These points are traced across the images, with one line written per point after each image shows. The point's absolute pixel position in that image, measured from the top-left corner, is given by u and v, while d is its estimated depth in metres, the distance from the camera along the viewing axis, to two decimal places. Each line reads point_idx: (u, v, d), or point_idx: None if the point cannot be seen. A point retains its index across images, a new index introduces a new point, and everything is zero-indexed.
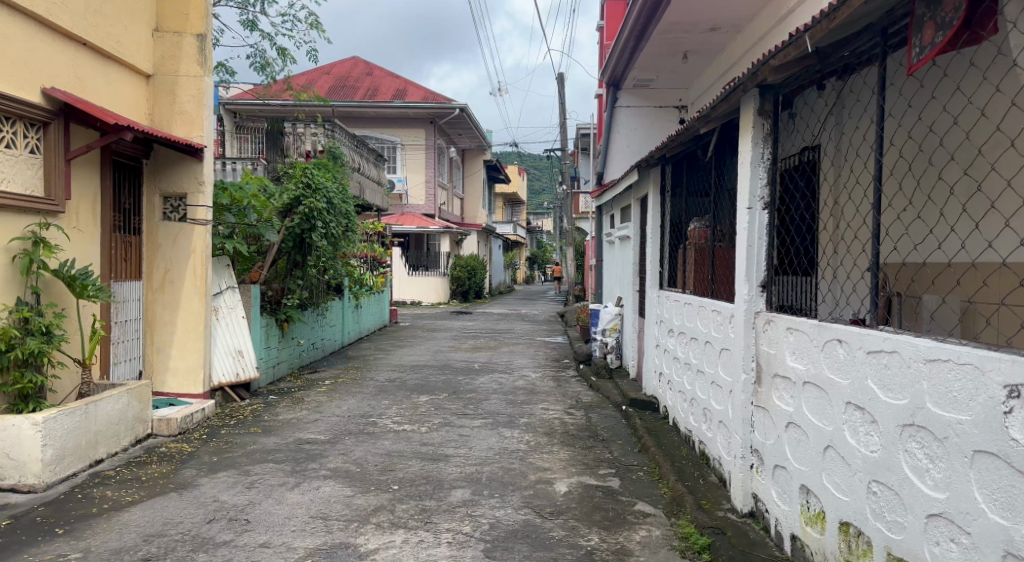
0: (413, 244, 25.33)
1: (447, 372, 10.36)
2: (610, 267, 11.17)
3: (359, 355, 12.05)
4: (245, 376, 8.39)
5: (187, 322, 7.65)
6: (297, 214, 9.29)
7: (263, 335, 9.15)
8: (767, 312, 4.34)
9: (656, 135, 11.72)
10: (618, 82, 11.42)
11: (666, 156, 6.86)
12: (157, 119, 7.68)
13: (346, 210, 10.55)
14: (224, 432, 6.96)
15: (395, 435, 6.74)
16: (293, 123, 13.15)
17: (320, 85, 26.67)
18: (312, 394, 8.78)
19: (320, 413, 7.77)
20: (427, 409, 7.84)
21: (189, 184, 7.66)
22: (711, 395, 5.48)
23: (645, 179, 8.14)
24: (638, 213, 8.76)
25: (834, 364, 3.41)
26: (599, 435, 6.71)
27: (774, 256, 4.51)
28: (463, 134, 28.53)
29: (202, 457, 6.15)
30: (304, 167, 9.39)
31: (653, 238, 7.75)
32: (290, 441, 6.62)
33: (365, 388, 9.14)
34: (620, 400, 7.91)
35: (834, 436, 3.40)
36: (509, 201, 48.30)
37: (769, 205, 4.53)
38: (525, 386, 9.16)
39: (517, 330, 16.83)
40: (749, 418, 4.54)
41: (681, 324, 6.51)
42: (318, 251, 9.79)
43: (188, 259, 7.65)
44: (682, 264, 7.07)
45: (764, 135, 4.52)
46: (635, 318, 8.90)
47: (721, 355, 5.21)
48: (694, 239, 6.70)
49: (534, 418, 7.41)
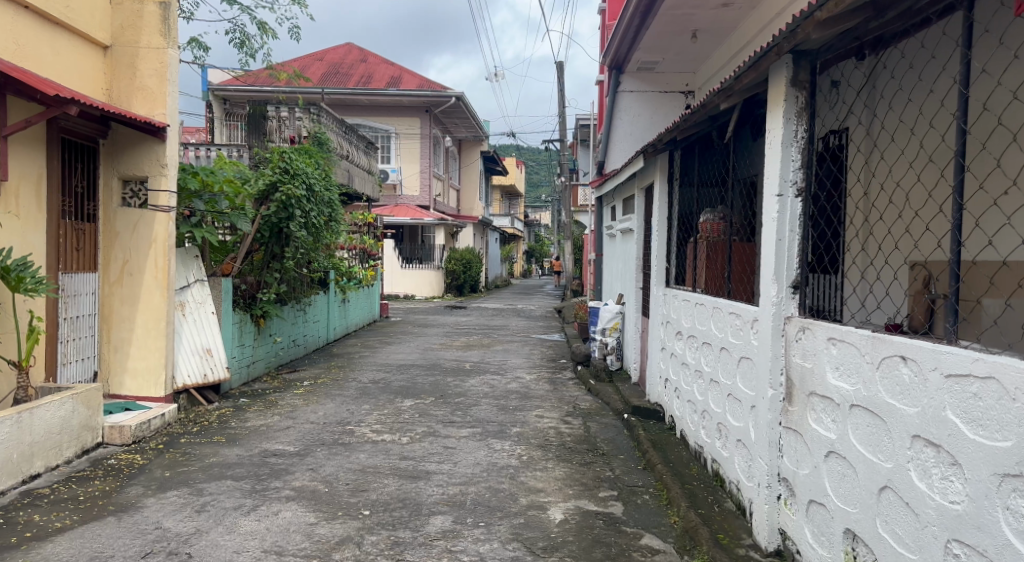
0: (407, 236, 24.63)
1: (436, 373, 9.68)
2: (610, 262, 10.50)
3: (344, 352, 11.38)
4: (214, 377, 7.72)
5: (147, 319, 6.97)
6: (273, 202, 8.63)
7: (236, 333, 8.49)
8: (800, 318, 3.69)
9: (659, 122, 11.13)
10: (621, 64, 10.71)
11: (676, 140, 6.16)
12: (115, 94, 6.96)
13: (329, 198, 9.88)
14: (183, 442, 6.29)
15: (373, 447, 6.06)
16: (276, 106, 12.41)
17: (312, 71, 25.90)
18: (288, 397, 8.10)
19: (293, 419, 7.10)
20: (410, 416, 7.17)
21: (150, 167, 6.97)
22: (727, 410, 4.84)
23: (650, 166, 7.43)
24: (642, 203, 8.09)
25: (894, 386, 2.75)
26: (599, 449, 6.05)
27: (808, 252, 3.85)
28: (460, 124, 27.78)
29: (153, 472, 5.48)
30: (282, 151, 8.72)
31: (658, 231, 7.08)
32: (255, 452, 5.95)
33: (346, 391, 8.47)
34: (621, 407, 7.25)
35: (894, 475, 2.73)
36: (507, 193, 47.54)
37: (804, 192, 3.86)
38: (518, 390, 8.48)
39: (513, 326, 16.15)
40: (777, 441, 3.88)
41: (690, 327, 5.86)
42: (297, 243, 9.15)
43: (148, 249, 6.96)
44: (692, 259, 6.37)
45: (798, 109, 3.83)
46: (637, 317, 8.26)
47: (740, 365, 4.56)
48: (705, 233, 6.04)
49: (527, 427, 6.74)
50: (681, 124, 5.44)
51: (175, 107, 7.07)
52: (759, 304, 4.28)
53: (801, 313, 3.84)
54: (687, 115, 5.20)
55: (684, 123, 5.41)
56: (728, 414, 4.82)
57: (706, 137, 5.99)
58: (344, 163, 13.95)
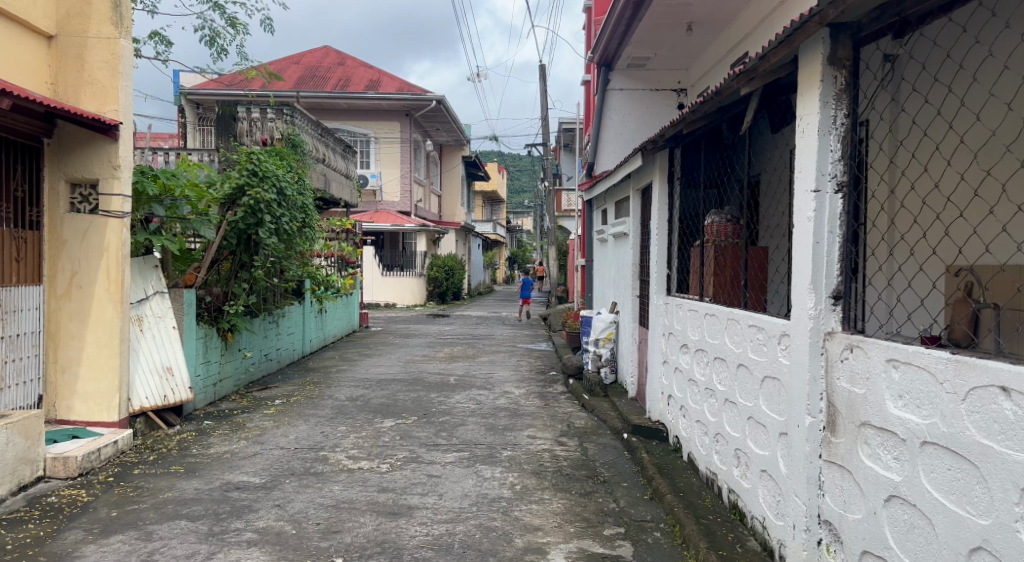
0: (387, 243, 23.98)
1: (418, 388, 9.07)
2: (602, 269, 9.95)
3: (319, 366, 10.74)
4: (175, 398, 7.07)
5: (99, 336, 6.31)
6: (240, 207, 7.99)
7: (200, 349, 7.84)
8: (846, 336, 3.16)
9: (651, 120, 10.45)
10: (610, 62, 10.18)
11: (678, 134, 5.61)
12: (60, 89, 6.32)
13: (302, 203, 9.26)
14: (137, 473, 5.63)
15: (349, 477, 5.45)
16: (246, 108, 11.86)
17: (288, 74, 25.19)
18: (257, 419, 7.46)
19: (261, 445, 6.47)
20: (391, 439, 6.57)
21: (101, 169, 6.32)
22: (746, 433, 4.31)
23: (648, 165, 6.88)
24: (638, 205, 7.55)
25: (998, 427, 2.27)
26: (599, 476, 5.48)
27: (850, 255, 3.34)
28: (441, 128, 27.19)
29: (98, 511, 4.82)
30: (251, 152, 8.09)
31: (658, 235, 6.53)
32: (215, 486, 5.31)
33: (321, 410, 7.85)
34: (620, 426, 6.68)
35: (992, 534, 2.30)
36: (489, 198, 47.01)
37: (846, 188, 3.34)
38: (507, 406, 7.90)
39: (499, 335, 15.57)
40: (816, 477, 3.34)
41: (697, 341, 5.34)
42: (267, 251, 8.52)
43: (99, 258, 6.31)
44: (697, 264, 5.84)
45: (836, 91, 3.31)
46: (633, 327, 7.71)
47: (763, 386, 4.05)
48: (712, 237, 5.52)
49: (518, 451, 6.15)
50: (687, 117, 4.91)
51: (129, 102, 6.42)
52: (789, 317, 3.77)
53: (844, 327, 3.31)
54: (694, 106, 4.67)
55: (690, 116, 4.87)
56: (747, 438, 4.30)
57: (713, 131, 5.46)
58: (319, 166, 13.31)
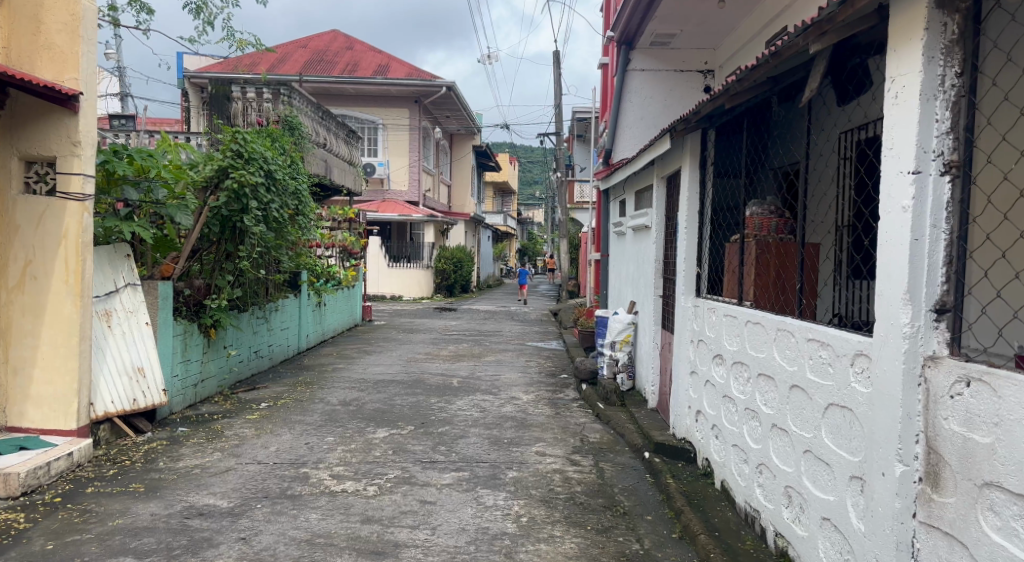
0: (395, 234, 23.25)
1: (418, 392, 8.33)
2: (619, 264, 9.17)
3: (314, 365, 10.02)
4: (145, 402, 6.39)
5: (56, 334, 5.61)
6: (222, 191, 7.22)
7: (178, 348, 7.13)
8: (959, 365, 2.39)
9: (675, 104, 9.67)
10: (630, 40, 9.36)
11: (719, 111, 4.81)
12: (15, 55, 5.61)
13: (295, 189, 8.56)
14: (89, 493, 4.93)
15: (329, 503, 4.72)
16: (241, 87, 11.23)
17: (295, 58, 24.46)
18: (237, 425, 6.76)
19: (237, 458, 5.75)
20: (383, 453, 5.83)
21: (61, 146, 5.61)
22: (802, 470, 3.59)
23: (677, 149, 6.09)
24: (662, 194, 6.79)
25: None
26: (618, 506, 4.74)
27: (962, 257, 2.57)
28: (451, 116, 26.38)
29: (32, 544, 4.12)
30: (236, 131, 7.34)
31: (686, 230, 5.76)
32: (175, 511, 4.60)
33: (309, 416, 7.12)
34: (640, 444, 5.92)
35: None
36: (501, 189, 46.15)
37: (961, 172, 2.55)
38: (514, 415, 7.15)
39: (507, 331, 14.80)
40: (909, 543, 2.60)
41: (734, 352, 4.61)
42: (253, 240, 7.79)
43: (56, 245, 5.60)
44: (734, 262, 5.07)
45: (945, 45, 2.55)
46: (654, 329, 6.95)
47: (827, 414, 3.34)
48: (751, 231, 4.81)
49: (525, 471, 5.40)
50: (731, 90, 4.19)
51: (93, 70, 5.71)
52: (867, 334, 3.06)
53: (950, 350, 2.56)
54: (741, 73, 3.95)
55: (736, 87, 4.14)
56: (801, 475, 3.59)
57: (757, 107, 4.72)
58: (320, 151, 12.57)
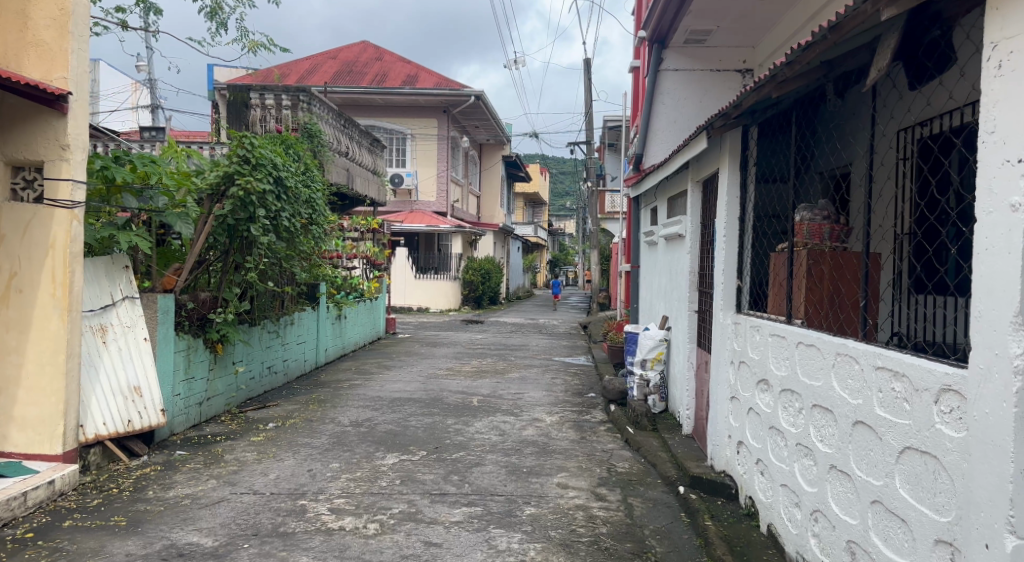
0: (422, 245, 22.88)
1: (435, 412, 7.83)
2: (651, 277, 8.60)
3: (330, 381, 9.58)
4: (141, 423, 5.98)
5: (42, 352, 5.22)
6: (227, 199, 6.81)
7: (180, 365, 6.71)
8: None
9: (710, 106, 9.10)
10: (662, 38, 8.81)
11: (762, 104, 4.28)
12: (4, 54, 5.27)
13: (308, 196, 8.13)
14: (64, 528, 4.50)
15: (323, 544, 4.22)
16: (260, 94, 10.95)
17: (323, 69, 24.28)
18: (239, 449, 6.32)
19: (232, 488, 5.29)
20: (389, 483, 5.33)
21: (48, 149, 5.24)
22: (868, 524, 3.02)
23: (715, 149, 5.52)
24: (697, 201, 6.26)
25: None
26: (649, 553, 4.18)
27: None
28: (480, 125, 25.99)
29: None
30: (244, 136, 6.92)
31: (725, 239, 5.19)
32: (153, 551, 4.15)
33: (317, 438, 6.66)
34: (674, 477, 5.36)
35: None
36: (532, 201, 45.68)
37: None
38: (536, 440, 6.62)
39: (533, 345, 14.25)
40: None
41: (783, 378, 4.06)
42: (262, 250, 7.37)
43: (43, 256, 5.22)
44: (781, 275, 4.52)
45: None
46: (688, 347, 6.38)
47: (901, 460, 2.77)
48: (801, 239, 4.27)
49: (544, 507, 4.85)
50: (778, 76, 3.65)
51: (84, 68, 5.35)
52: (955, 365, 2.50)
53: None
54: (791, 55, 3.42)
55: (785, 73, 3.60)
56: (869, 530, 3.01)
57: (807, 100, 4.18)
58: (341, 160, 12.19)
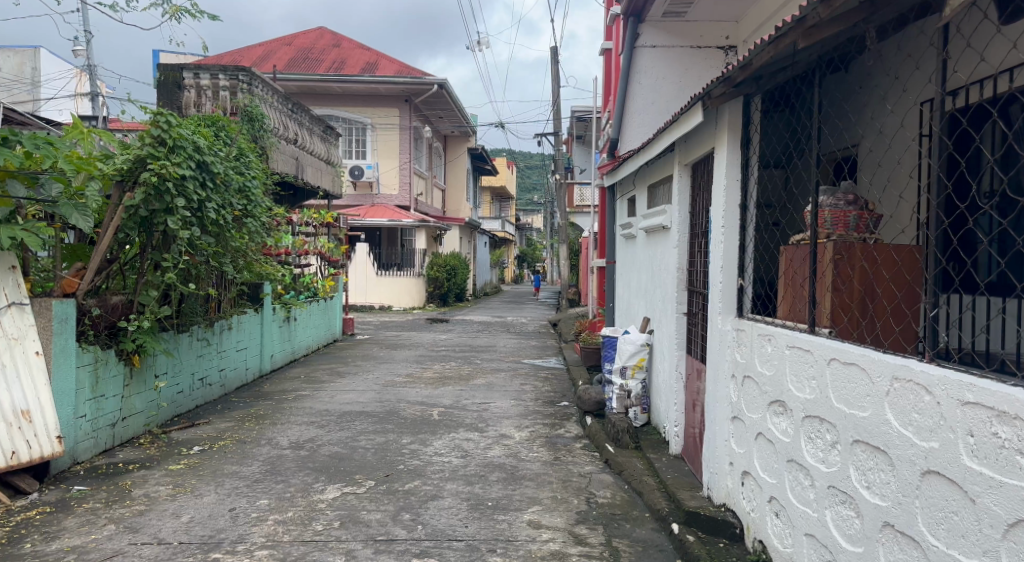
0: (385, 241, 22.03)
1: (387, 428, 6.92)
2: (629, 274, 7.78)
3: (274, 392, 8.60)
4: (30, 455, 5.00)
5: None
6: (138, 188, 5.83)
7: (85, 383, 5.70)
8: None
9: (691, 86, 8.27)
10: (638, 11, 7.97)
11: (774, 61, 3.50)
12: None
13: (242, 185, 7.18)
14: None
15: None
16: (194, 73, 9.97)
17: (278, 55, 23.07)
18: (152, 481, 5.35)
19: (132, 536, 4.33)
20: (325, 526, 4.42)
21: None
22: None
23: (710, 123, 4.72)
24: (684, 187, 5.46)
25: None
26: None
27: None
28: (444, 116, 25.01)
29: None
30: (160, 113, 5.95)
31: (724, 231, 4.36)
32: None
33: (248, 465, 5.72)
34: (665, 513, 4.52)
35: None
36: (500, 195, 44.93)
37: None
38: (503, 462, 5.75)
39: (501, 346, 13.36)
40: None
41: (807, 403, 3.27)
42: (183, 245, 6.39)
43: None
44: (796, 275, 3.74)
45: None
46: (677, 355, 5.56)
47: (1011, 537, 2.00)
48: (823, 230, 3.48)
49: (512, 557, 3.99)
50: (810, 18, 2.86)
51: None
52: None
53: None
54: None
55: (819, 13, 2.80)
56: None
57: (832, 56, 3.40)
58: (289, 148, 11.20)
